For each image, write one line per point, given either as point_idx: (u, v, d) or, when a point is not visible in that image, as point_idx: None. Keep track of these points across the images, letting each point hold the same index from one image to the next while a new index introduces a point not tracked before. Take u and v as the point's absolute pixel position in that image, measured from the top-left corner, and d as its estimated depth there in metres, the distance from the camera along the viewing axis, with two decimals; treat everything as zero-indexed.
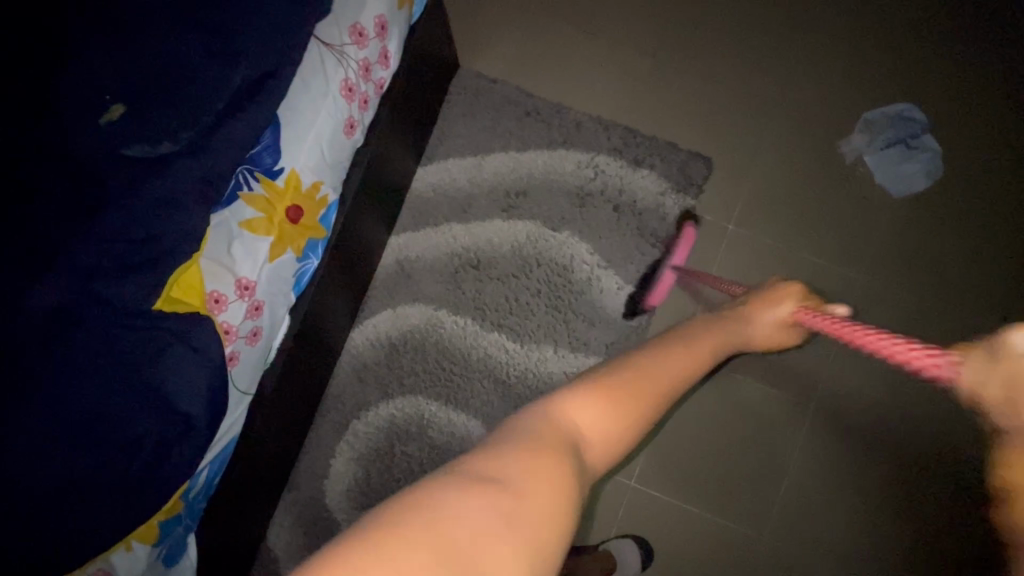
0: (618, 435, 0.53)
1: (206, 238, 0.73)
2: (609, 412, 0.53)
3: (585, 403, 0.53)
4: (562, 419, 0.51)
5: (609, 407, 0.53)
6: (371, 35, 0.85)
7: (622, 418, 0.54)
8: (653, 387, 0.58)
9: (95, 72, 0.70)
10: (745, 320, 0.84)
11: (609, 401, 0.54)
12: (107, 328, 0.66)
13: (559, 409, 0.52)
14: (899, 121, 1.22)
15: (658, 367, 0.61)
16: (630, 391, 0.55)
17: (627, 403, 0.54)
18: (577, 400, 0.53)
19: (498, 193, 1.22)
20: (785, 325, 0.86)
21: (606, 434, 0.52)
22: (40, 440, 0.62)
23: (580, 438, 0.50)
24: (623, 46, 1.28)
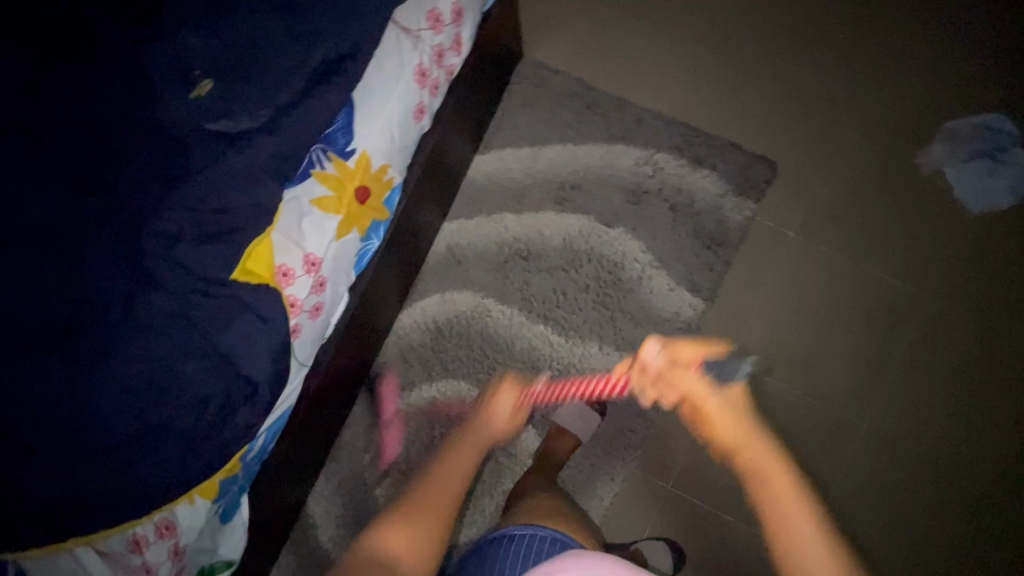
0: (419, 558, 0.68)
1: (280, 212, 0.76)
2: (412, 533, 0.69)
3: (393, 531, 0.69)
4: (374, 553, 0.66)
5: (409, 532, 0.69)
6: (447, 21, 0.86)
7: (419, 545, 0.69)
8: (436, 503, 0.74)
9: (186, 46, 0.73)
10: (482, 422, 0.91)
11: (411, 524, 0.70)
12: (185, 293, 0.70)
13: (374, 543, 0.67)
14: (988, 132, 1.16)
15: (434, 490, 0.76)
16: (424, 509, 0.73)
17: (417, 523, 0.71)
18: (389, 531, 0.69)
19: (552, 185, 1.21)
20: (517, 408, 0.95)
21: (414, 552, 0.68)
22: (118, 394, 0.66)
23: (394, 561, 0.66)
24: (689, 43, 1.25)
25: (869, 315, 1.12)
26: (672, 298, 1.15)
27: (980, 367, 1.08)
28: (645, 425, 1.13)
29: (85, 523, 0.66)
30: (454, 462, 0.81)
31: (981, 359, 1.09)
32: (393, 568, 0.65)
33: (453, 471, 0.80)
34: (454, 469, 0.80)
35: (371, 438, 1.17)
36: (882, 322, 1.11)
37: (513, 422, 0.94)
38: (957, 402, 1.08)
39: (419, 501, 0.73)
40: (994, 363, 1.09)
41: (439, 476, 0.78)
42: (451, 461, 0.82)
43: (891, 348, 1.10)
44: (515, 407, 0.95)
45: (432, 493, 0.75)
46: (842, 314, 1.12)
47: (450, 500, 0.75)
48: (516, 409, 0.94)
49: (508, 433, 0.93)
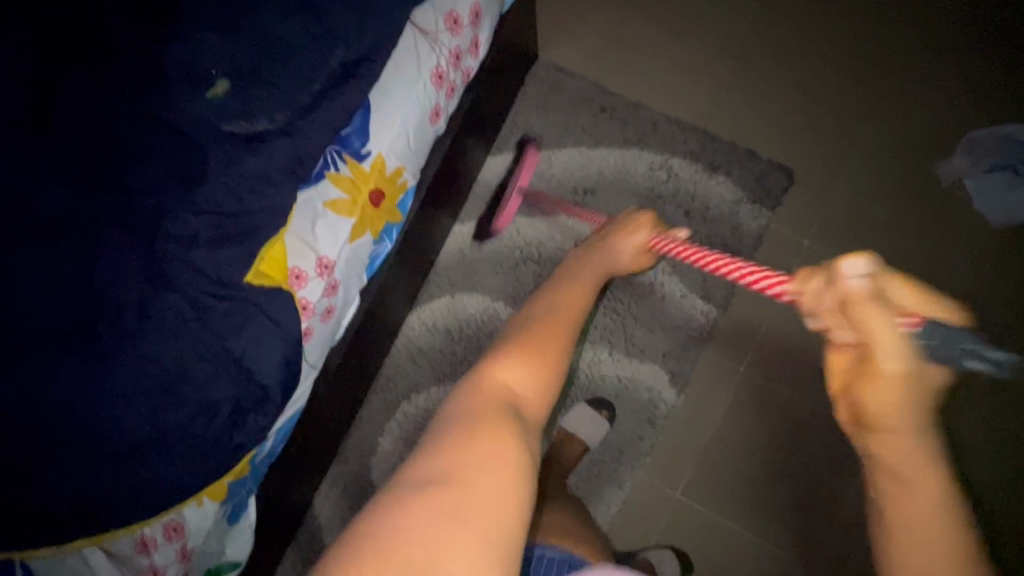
0: (544, 390, 0.51)
1: (294, 213, 0.75)
2: (534, 358, 0.52)
3: (512, 358, 0.52)
4: (489, 379, 0.50)
5: (529, 355, 0.52)
6: (465, 23, 0.85)
7: (540, 373, 0.52)
8: (561, 319, 0.57)
9: (202, 45, 0.72)
10: (609, 256, 0.75)
11: (532, 347, 0.53)
12: (198, 296, 0.69)
13: (487, 381, 0.50)
14: (1014, 145, 1.12)
15: (551, 320, 0.57)
16: (551, 328, 0.55)
17: (541, 343, 0.53)
18: (504, 360, 0.52)
19: (565, 189, 1.20)
20: (645, 250, 0.79)
21: (538, 377, 0.51)
22: (129, 397, 0.66)
23: (515, 400, 0.49)
24: (706, 48, 1.24)
25: None
26: (685, 304, 1.16)
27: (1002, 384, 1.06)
28: (655, 432, 1.12)
29: (95, 524, 0.65)
30: (576, 294, 0.62)
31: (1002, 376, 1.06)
32: (517, 406, 0.49)
33: (574, 298, 0.61)
34: (577, 295, 0.62)
35: (499, 198, 1.20)
36: None
37: (633, 264, 0.79)
38: None
39: (542, 319, 0.56)
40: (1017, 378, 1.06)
41: (558, 302, 0.60)
42: (572, 291, 0.62)
43: None
44: (641, 247, 0.79)
45: (549, 320, 0.56)
46: None
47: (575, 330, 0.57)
48: (644, 249, 0.79)
49: (625, 269, 0.79)
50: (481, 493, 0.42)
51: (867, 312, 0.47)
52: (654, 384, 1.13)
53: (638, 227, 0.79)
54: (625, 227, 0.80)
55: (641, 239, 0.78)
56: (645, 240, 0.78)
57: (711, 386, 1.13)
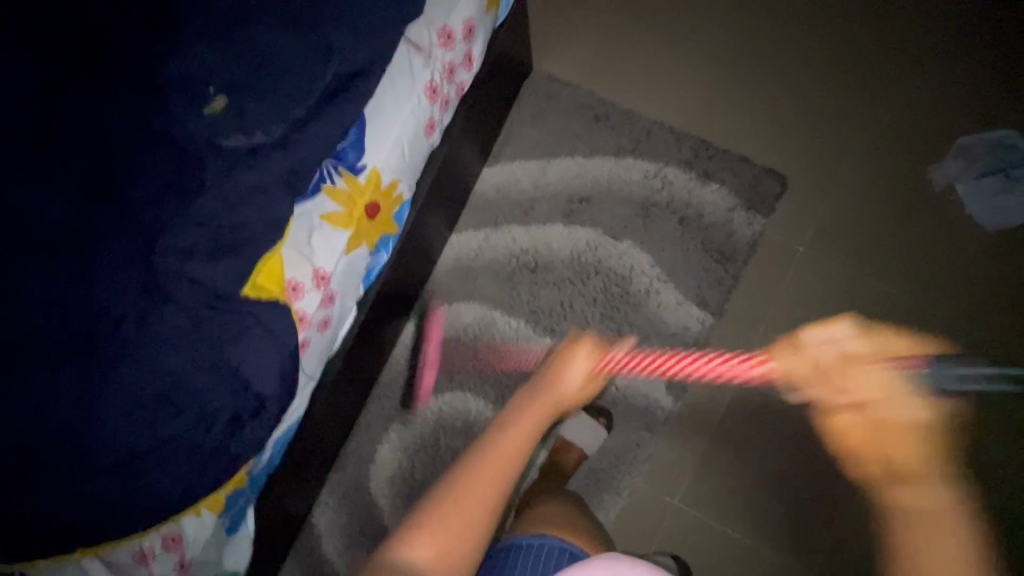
0: (457, 559, 0.64)
1: (291, 227, 0.76)
2: (442, 537, 0.64)
3: (421, 540, 0.64)
4: (402, 556, 0.63)
5: (438, 537, 0.64)
6: (458, 38, 0.86)
7: (448, 549, 0.64)
8: (477, 492, 0.66)
9: (200, 62, 0.74)
10: (546, 397, 0.71)
11: (441, 529, 0.64)
12: (197, 308, 0.70)
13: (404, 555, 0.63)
14: (998, 150, 1.14)
15: (470, 486, 0.66)
16: (460, 510, 0.65)
17: (450, 524, 0.64)
18: (416, 540, 0.64)
19: (561, 198, 1.21)
20: (592, 378, 0.73)
21: (446, 552, 0.64)
22: (128, 409, 0.67)
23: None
24: (700, 56, 1.25)
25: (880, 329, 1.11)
26: (681, 312, 1.15)
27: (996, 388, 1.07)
28: (652, 439, 1.12)
29: (96, 534, 0.66)
30: (501, 452, 0.68)
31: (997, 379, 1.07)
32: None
33: (501, 453, 0.68)
34: (507, 446, 0.68)
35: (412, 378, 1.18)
36: None
37: (582, 395, 0.73)
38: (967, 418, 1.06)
39: (453, 492, 0.66)
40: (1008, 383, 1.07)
41: (485, 455, 0.68)
42: (498, 446, 0.68)
43: None
44: (588, 377, 0.73)
45: (466, 489, 0.66)
46: None
47: (492, 494, 0.66)
48: (591, 378, 0.73)
49: (576, 403, 0.73)
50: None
51: (851, 365, 0.59)
52: (650, 391, 1.14)
53: (583, 349, 0.74)
54: (565, 352, 0.74)
55: (584, 369, 0.73)
56: (588, 366, 0.73)
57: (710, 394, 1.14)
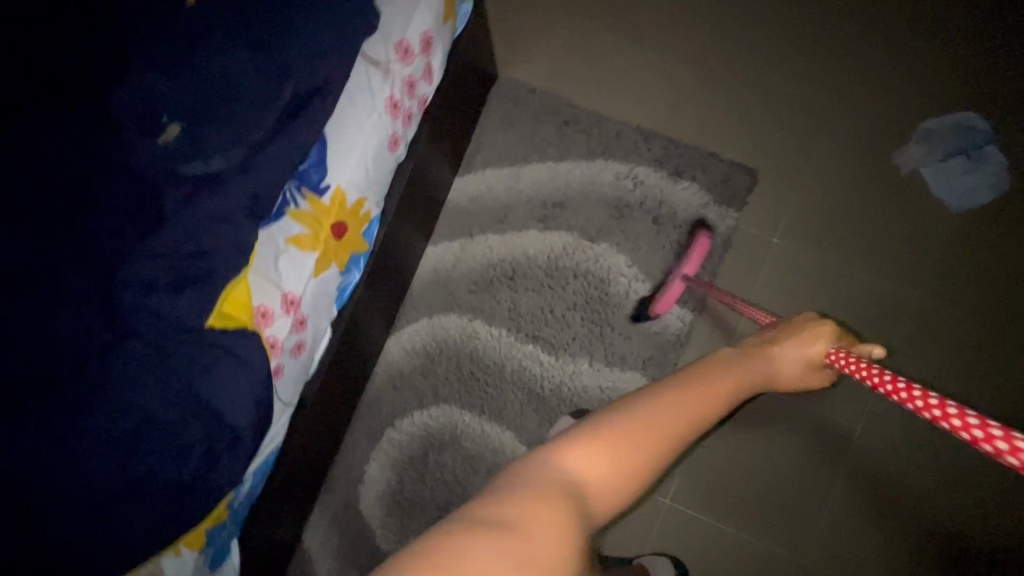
0: (628, 480, 0.52)
1: (256, 252, 0.74)
2: (624, 456, 0.52)
3: (604, 449, 0.52)
4: (572, 464, 0.51)
5: (618, 457, 0.52)
6: (417, 51, 0.84)
7: (624, 468, 0.52)
8: (662, 433, 0.54)
9: (151, 89, 0.72)
10: (772, 360, 0.75)
11: (625, 446, 0.52)
12: (161, 343, 0.68)
13: (558, 464, 0.51)
14: (960, 132, 1.16)
15: (648, 423, 0.54)
16: (650, 438, 0.53)
17: (636, 449, 0.52)
18: (598, 445, 0.52)
19: (534, 204, 1.21)
20: (809, 365, 0.78)
21: (621, 476, 0.52)
22: (94, 451, 0.65)
23: (582, 491, 0.50)
24: (666, 53, 1.24)
25: (857, 316, 1.12)
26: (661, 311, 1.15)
27: (970, 367, 1.08)
28: None
29: None
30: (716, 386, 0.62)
31: (970, 359, 1.09)
32: (592, 494, 0.50)
33: (693, 398, 0.58)
34: (694, 399, 0.58)
35: (660, 286, 1.15)
36: (871, 324, 1.11)
37: (793, 376, 0.78)
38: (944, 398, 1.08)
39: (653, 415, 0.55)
40: (980, 361, 1.08)
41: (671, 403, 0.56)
42: (705, 389, 0.61)
43: (880, 350, 1.10)
44: (810, 361, 0.78)
45: (658, 413, 0.55)
46: (828, 317, 1.12)
47: (680, 436, 0.56)
48: (805, 365, 0.78)
49: (780, 384, 0.77)
50: (543, 540, 0.46)
51: None
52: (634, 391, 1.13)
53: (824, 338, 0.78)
54: (804, 335, 0.79)
55: (813, 353, 0.77)
56: (819, 353, 0.77)
57: None
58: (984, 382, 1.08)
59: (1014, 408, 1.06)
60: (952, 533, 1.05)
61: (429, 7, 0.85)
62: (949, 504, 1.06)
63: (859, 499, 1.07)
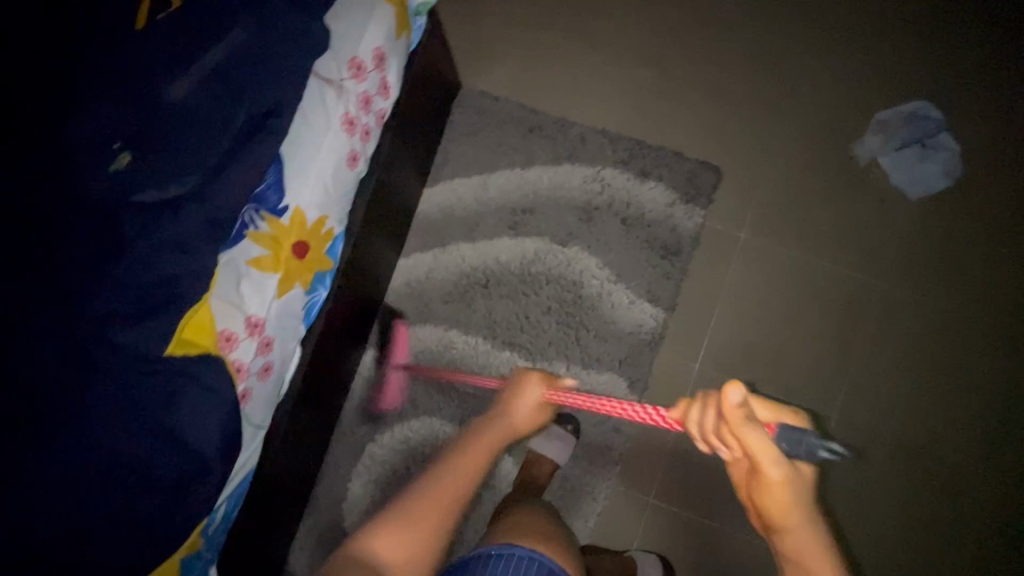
0: (428, 544, 0.68)
1: (216, 277, 0.74)
2: (417, 529, 0.68)
3: (396, 530, 0.67)
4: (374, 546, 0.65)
5: (413, 530, 0.67)
6: (370, 68, 0.84)
7: (418, 541, 0.67)
8: (447, 496, 0.71)
9: (99, 117, 0.71)
10: (511, 414, 0.83)
11: (414, 521, 0.68)
12: (121, 374, 0.67)
13: (367, 545, 0.65)
14: (915, 121, 1.18)
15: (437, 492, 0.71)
16: (437, 505, 0.70)
17: (426, 520, 0.68)
18: (392, 529, 0.67)
19: (504, 211, 1.21)
20: (541, 406, 0.84)
21: (423, 540, 0.67)
22: (57, 488, 0.63)
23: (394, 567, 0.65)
24: (626, 55, 1.26)
25: (823, 306, 1.14)
26: (634, 311, 1.16)
27: (932, 350, 1.12)
28: (621, 440, 1.12)
29: None
30: (478, 447, 0.77)
31: (931, 343, 1.12)
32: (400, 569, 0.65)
33: (461, 467, 0.74)
34: (467, 460, 0.75)
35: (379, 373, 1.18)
36: (837, 314, 1.14)
37: (534, 417, 0.84)
38: (908, 381, 1.11)
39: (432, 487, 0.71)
40: (941, 346, 1.12)
41: (448, 475, 0.73)
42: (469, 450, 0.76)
43: (846, 339, 1.13)
44: (539, 405, 0.84)
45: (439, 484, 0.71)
46: (794, 309, 1.15)
47: (460, 493, 0.72)
48: (542, 406, 0.85)
49: (528, 427, 0.85)
50: None
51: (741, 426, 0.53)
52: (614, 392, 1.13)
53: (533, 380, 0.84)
54: (521, 379, 0.85)
55: (536, 395, 0.83)
56: (540, 394, 0.83)
57: (671, 385, 1.13)
58: (946, 364, 1.11)
59: (972, 390, 1.10)
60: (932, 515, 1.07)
61: (380, 23, 0.84)
62: (924, 486, 1.08)
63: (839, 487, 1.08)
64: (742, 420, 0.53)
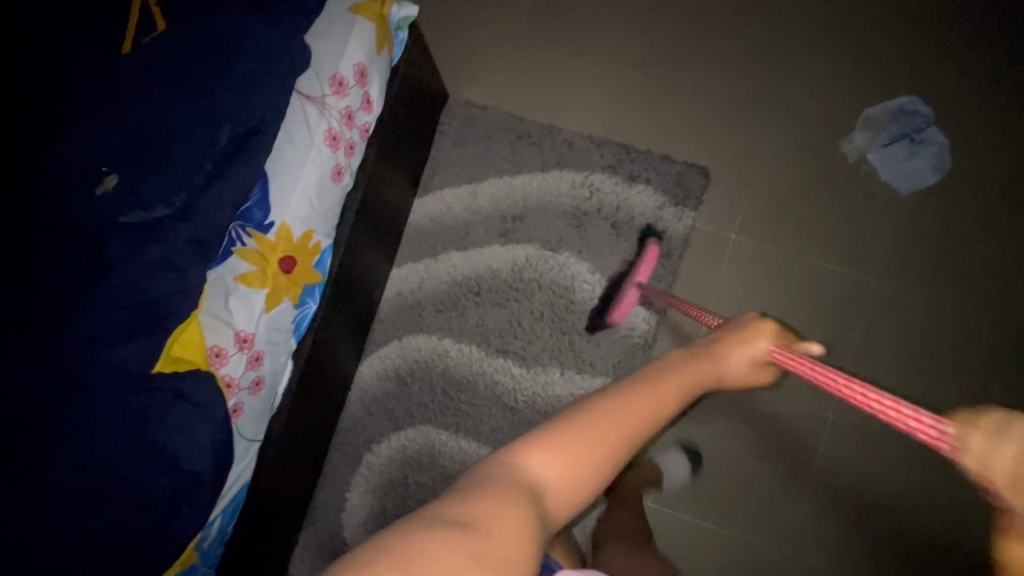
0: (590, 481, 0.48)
1: (205, 294, 0.75)
2: (579, 459, 0.48)
3: (561, 449, 0.48)
4: (527, 464, 0.47)
5: (576, 459, 0.48)
6: (351, 83, 0.84)
7: (586, 469, 0.48)
8: (628, 433, 0.50)
9: (87, 143, 0.73)
10: (722, 361, 0.63)
11: (585, 447, 0.48)
12: (111, 394, 0.68)
13: (529, 460, 0.47)
14: (902, 116, 1.18)
15: (625, 421, 0.50)
16: (611, 441, 0.49)
17: (594, 454, 0.48)
18: (550, 446, 0.48)
19: (494, 219, 1.22)
20: (758, 365, 0.67)
21: (579, 477, 0.48)
22: (50, 505, 0.64)
23: (543, 495, 0.46)
24: (612, 60, 1.26)
25: (815, 304, 1.14)
26: (626, 315, 1.16)
27: (926, 345, 1.11)
28: None
29: None
30: (677, 383, 0.56)
31: (924, 338, 1.12)
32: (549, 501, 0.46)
33: (663, 396, 0.54)
34: (660, 396, 0.54)
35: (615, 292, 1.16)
36: (830, 312, 1.14)
37: (744, 379, 0.66)
38: (902, 377, 1.11)
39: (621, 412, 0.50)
40: (936, 342, 1.11)
41: (636, 406, 0.52)
42: (672, 381, 0.56)
43: (839, 336, 1.13)
44: (756, 361, 0.66)
45: (624, 414, 0.50)
46: (787, 308, 1.14)
47: (641, 435, 0.51)
48: (756, 364, 0.66)
49: (729, 386, 0.65)
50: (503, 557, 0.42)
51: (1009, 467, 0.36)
52: None
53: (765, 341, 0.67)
54: (751, 328, 0.68)
55: (759, 350, 0.66)
56: (763, 352, 0.66)
57: None
58: (940, 359, 1.11)
59: (969, 385, 1.09)
60: (925, 509, 1.08)
61: (360, 40, 0.85)
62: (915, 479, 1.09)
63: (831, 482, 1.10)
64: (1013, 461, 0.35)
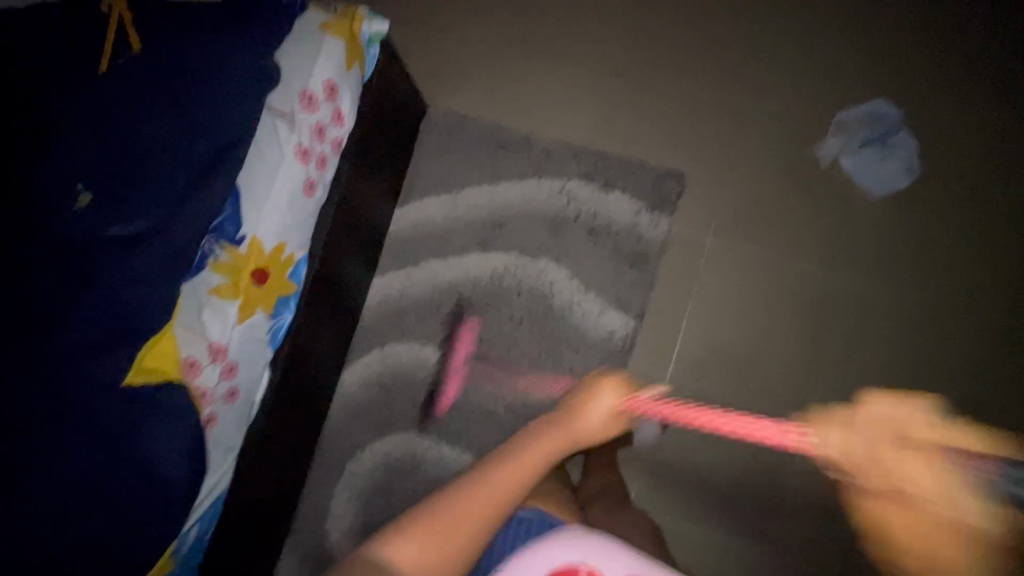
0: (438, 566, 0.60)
1: (179, 306, 0.77)
2: (428, 550, 0.60)
3: (413, 543, 0.61)
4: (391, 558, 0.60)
5: (427, 548, 0.60)
6: (321, 98, 0.86)
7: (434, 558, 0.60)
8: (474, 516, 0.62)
9: (64, 162, 0.76)
10: (577, 424, 0.69)
11: (432, 539, 0.61)
12: (89, 405, 0.70)
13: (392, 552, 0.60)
14: (873, 120, 1.20)
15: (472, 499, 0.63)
16: (454, 531, 0.62)
17: (441, 541, 0.61)
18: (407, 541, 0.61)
19: (474, 227, 1.24)
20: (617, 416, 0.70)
21: (429, 566, 0.60)
22: (34, 512, 0.67)
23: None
24: (589, 70, 1.28)
25: (791, 307, 1.15)
26: (605, 320, 1.17)
27: (901, 346, 1.12)
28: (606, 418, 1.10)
29: None
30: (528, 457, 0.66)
31: (899, 339, 1.13)
32: None
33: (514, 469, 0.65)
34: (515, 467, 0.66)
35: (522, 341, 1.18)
36: (807, 315, 1.15)
37: (607, 431, 0.70)
38: (879, 379, 1.11)
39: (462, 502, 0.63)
40: (912, 344, 1.12)
41: (483, 487, 0.64)
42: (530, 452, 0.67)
43: (815, 338, 1.14)
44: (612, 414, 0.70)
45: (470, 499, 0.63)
46: (763, 311, 1.15)
47: (488, 517, 0.63)
48: (616, 416, 0.70)
49: (599, 439, 0.71)
50: None
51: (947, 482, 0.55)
52: None
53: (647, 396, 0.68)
54: (602, 384, 0.71)
55: (609, 405, 0.70)
56: (611, 406, 0.70)
57: None
58: (917, 360, 1.11)
59: (945, 385, 1.10)
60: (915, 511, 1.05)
61: (330, 56, 0.87)
62: None
63: (812, 485, 1.09)
64: (891, 434, 0.57)
